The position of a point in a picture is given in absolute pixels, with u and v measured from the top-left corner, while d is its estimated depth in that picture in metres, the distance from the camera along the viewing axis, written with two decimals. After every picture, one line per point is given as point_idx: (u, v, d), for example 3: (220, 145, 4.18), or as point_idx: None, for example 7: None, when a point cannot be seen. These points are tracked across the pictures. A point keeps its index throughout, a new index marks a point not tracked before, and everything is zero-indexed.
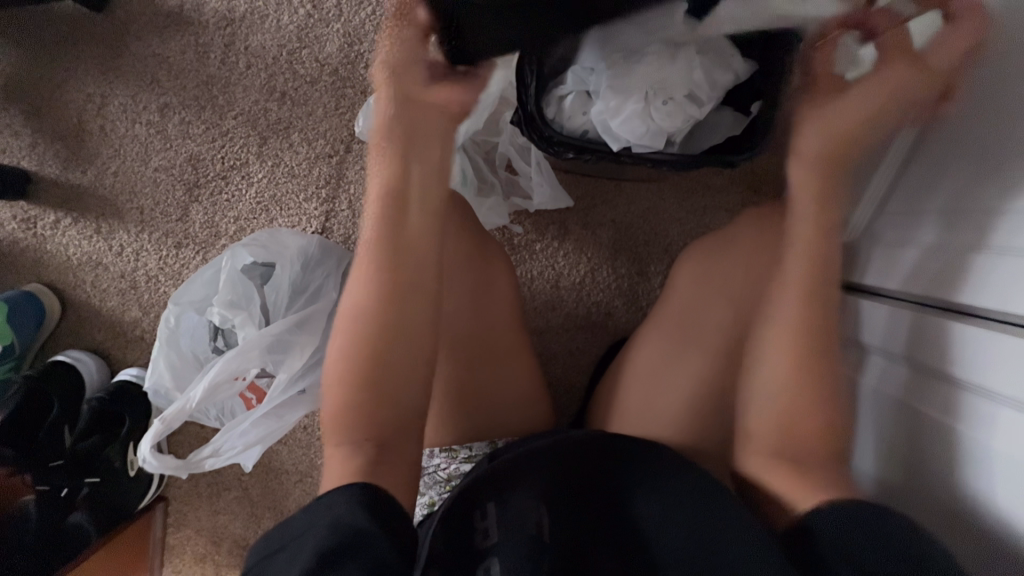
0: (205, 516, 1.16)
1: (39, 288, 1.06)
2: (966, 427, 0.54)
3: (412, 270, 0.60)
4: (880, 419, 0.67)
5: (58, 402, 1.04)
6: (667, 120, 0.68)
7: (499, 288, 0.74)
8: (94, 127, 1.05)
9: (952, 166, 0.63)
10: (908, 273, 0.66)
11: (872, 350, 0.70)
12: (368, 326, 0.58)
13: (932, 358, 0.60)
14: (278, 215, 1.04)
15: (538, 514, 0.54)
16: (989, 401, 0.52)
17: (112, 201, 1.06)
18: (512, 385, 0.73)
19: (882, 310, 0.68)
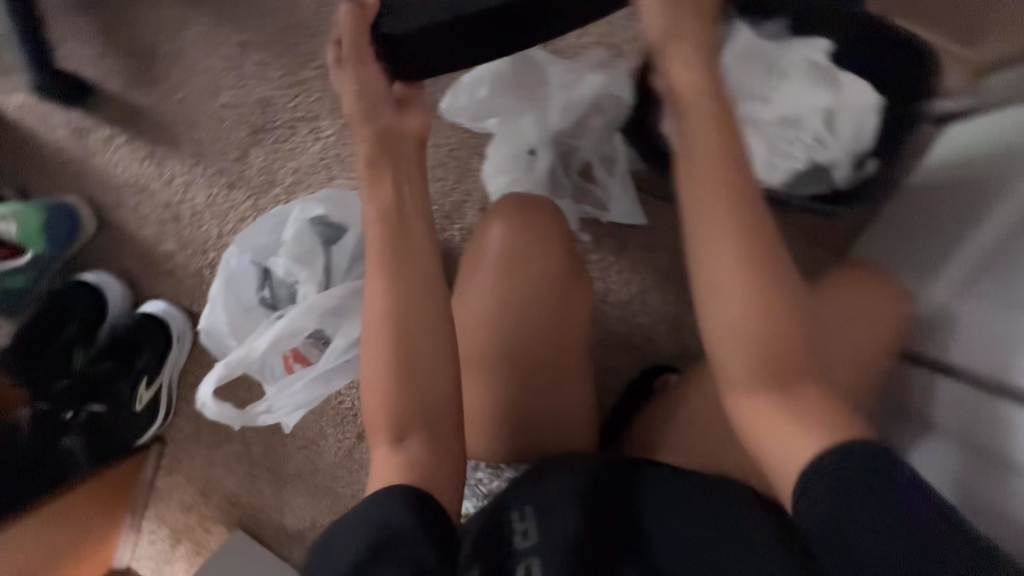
0: (198, 466, 1.13)
1: (78, 202, 1.03)
2: None
3: (422, 296, 0.59)
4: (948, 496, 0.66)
5: (78, 321, 1.00)
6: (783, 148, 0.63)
7: (556, 296, 0.71)
8: (168, 50, 1.01)
9: None
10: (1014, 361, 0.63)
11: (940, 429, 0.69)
12: (397, 355, 0.57)
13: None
14: (339, 175, 1.01)
15: (574, 517, 0.51)
16: None
17: (170, 128, 1.03)
18: (568, 401, 0.71)
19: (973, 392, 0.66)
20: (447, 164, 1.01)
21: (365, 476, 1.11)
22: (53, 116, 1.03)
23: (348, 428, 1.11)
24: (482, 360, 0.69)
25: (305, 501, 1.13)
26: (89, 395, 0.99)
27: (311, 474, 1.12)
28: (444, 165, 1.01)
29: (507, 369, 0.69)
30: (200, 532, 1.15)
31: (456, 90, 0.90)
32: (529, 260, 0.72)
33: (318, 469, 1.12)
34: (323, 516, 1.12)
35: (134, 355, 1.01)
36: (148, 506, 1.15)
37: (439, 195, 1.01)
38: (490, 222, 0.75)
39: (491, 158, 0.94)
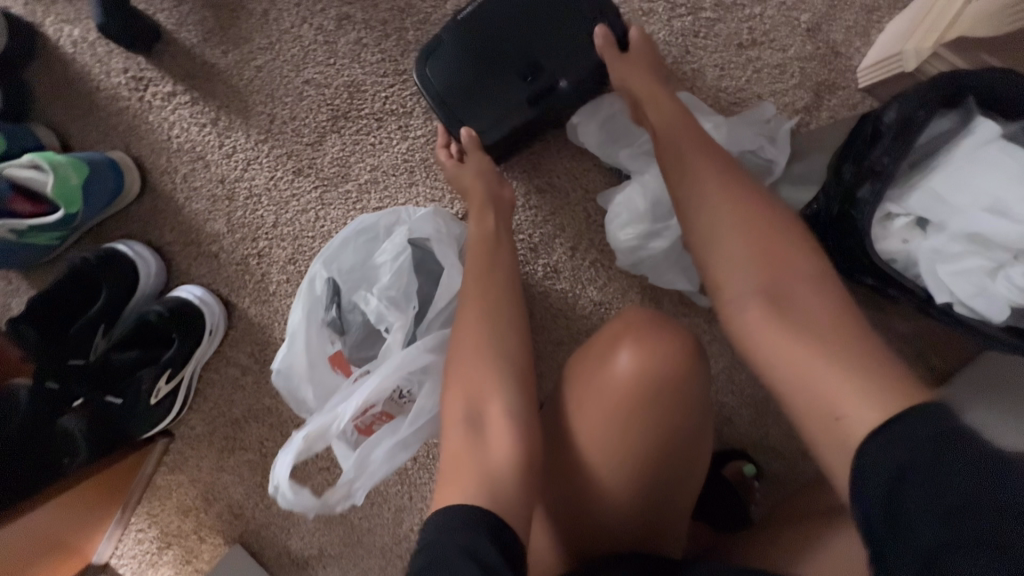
0: (206, 468, 1.01)
1: (124, 161, 0.91)
2: None
3: (511, 346, 0.60)
4: None
5: (105, 293, 0.88)
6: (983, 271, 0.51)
7: (673, 423, 0.56)
8: (256, 9, 0.89)
9: None
10: None
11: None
12: (482, 405, 0.55)
13: None
14: (421, 182, 0.91)
15: None
16: None
17: (243, 96, 0.91)
18: (669, 521, 0.59)
19: None
20: (544, 191, 0.90)
21: (387, 513, 0.99)
22: (112, 58, 0.91)
23: None
24: (559, 456, 0.60)
25: (316, 527, 1.01)
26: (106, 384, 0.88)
27: None
28: (540, 193, 0.90)
29: (589, 467, 0.58)
30: (193, 539, 1.03)
31: (588, 113, 0.83)
32: (650, 393, 0.56)
33: None
34: (333, 546, 1.01)
35: (164, 344, 0.91)
36: (140, 502, 1.03)
37: (530, 223, 0.90)
38: (621, 339, 0.59)
39: (620, 200, 0.81)
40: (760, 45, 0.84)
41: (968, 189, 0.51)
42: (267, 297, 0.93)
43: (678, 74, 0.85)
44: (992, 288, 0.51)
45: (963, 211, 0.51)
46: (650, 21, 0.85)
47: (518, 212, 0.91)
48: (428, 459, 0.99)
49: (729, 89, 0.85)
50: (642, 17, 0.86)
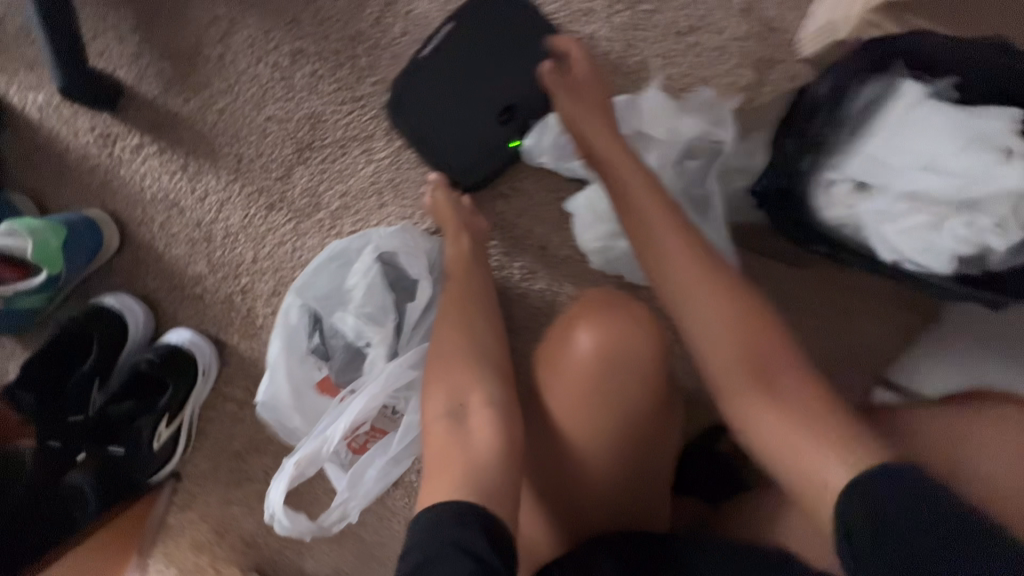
0: (215, 504, 1.03)
1: (100, 217, 0.93)
2: None
3: (488, 357, 0.63)
4: None
5: (96, 348, 0.90)
6: (927, 233, 0.52)
7: (645, 396, 0.58)
8: (211, 54, 0.91)
9: None
10: None
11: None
12: (466, 410, 0.57)
13: None
14: (390, 202, 0.93)
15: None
16: None
17: (209, 140, 0.93)
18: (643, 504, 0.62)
19: None
20: (509, 197, 0.93)
21: (397, 526, 1.02)
22: (78, 119, 0.94)
23: None
24: (539, 444, 0.61)
25: (330, 548, 1.03)
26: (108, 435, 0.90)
27: None
28: (506, 198, 0.93)
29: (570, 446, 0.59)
30: None
31: (540, 138, 0.85)
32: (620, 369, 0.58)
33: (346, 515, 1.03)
34: (348, 564, 1.03)
35: (159, 390, 0.93)
36: (155, 545, 1.04)
37: (500, 229, 0.93)
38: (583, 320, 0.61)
39: (585, 213, 0.83)
40: (698, 31, 0.88)
41: (907, 152, 0.52)
42: (255, 332, 0.96)
43: (623, 68, 0.88)
44: (937, 248, 0.52)
45: (900, 172, 0.52)
46: (591, 20, 0.88)
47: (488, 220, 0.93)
48: None
49: (675, 76, 0.88)
50: (583, 17, 0.88)
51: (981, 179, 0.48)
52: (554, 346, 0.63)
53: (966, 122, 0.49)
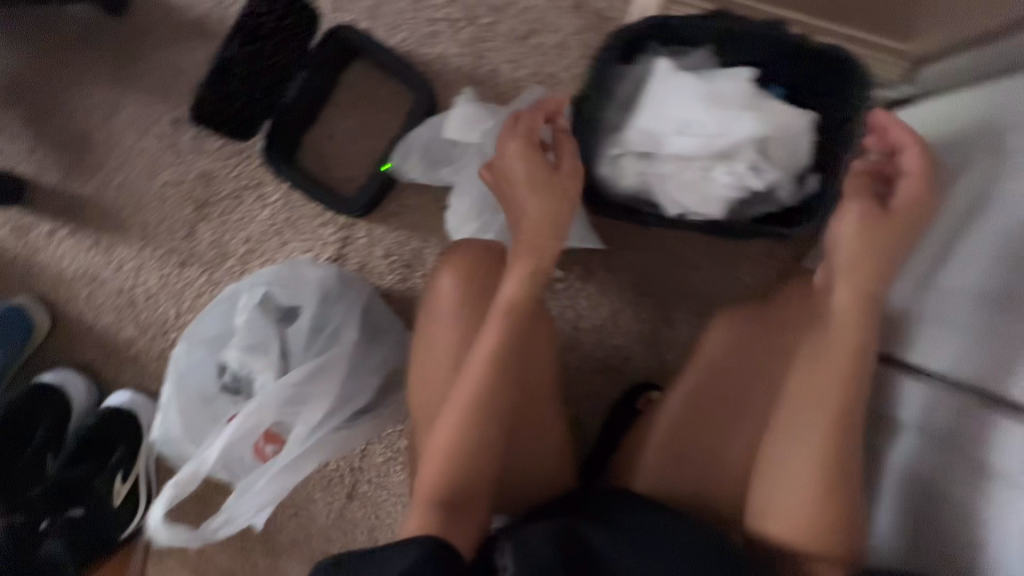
0: (190, 548, 1.10)
1: (27, 302, 1.00)
2: (984, 509, 0.54)
3: (444, 381, 0.69)
4: (903, 499, 0.64)
5: (44, 424, 0.97)
6: (712, 186, 0.60)
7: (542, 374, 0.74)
8: (101, 136, 0.99)
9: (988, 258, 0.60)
10: (943, 356, 0.64)
11: (912, 427, 0.66)
12: (456, 451, 0.63)
13: (964, 440, 0.58)
14: (291, 239, 1.00)
15: (549, 549, 0.58)
16: (1006, 486, 0.52)
17: (115, 214, 1.00)
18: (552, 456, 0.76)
19: (915, 389, 0.66)
20: (399, 214, 1.00)
21: (361, 536, 1.08)
22: None
23: (335, 489, 1.08)
24: None
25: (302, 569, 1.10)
26: (64, 500, 0.96)
27: (305, 540, 1.09)
28: (396, 216, 1.00)
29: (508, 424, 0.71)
30: None
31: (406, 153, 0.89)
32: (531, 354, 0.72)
33: (312, 536, 1.09)
34: None
35: (107, 451, 0.99)
36: None
37: (396, 244, 1.00)
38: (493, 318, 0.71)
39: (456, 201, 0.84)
40: (538, 32, 0.94)
41: (671, 119, 0.59)
42: None
43: (476, 79, 0.95)
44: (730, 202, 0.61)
45: (666, 137, 0.59)
46: (438, 40, 0.95)
47: (383, 238, 1.00)
48: (381, 478, 1.08)
49: (525, 77, 0.95)
50: (430, 40, 0.95)
51: (732, 130, 0.57)
52: (461, 342, 0.69)
53: (708, 86, 0.58)
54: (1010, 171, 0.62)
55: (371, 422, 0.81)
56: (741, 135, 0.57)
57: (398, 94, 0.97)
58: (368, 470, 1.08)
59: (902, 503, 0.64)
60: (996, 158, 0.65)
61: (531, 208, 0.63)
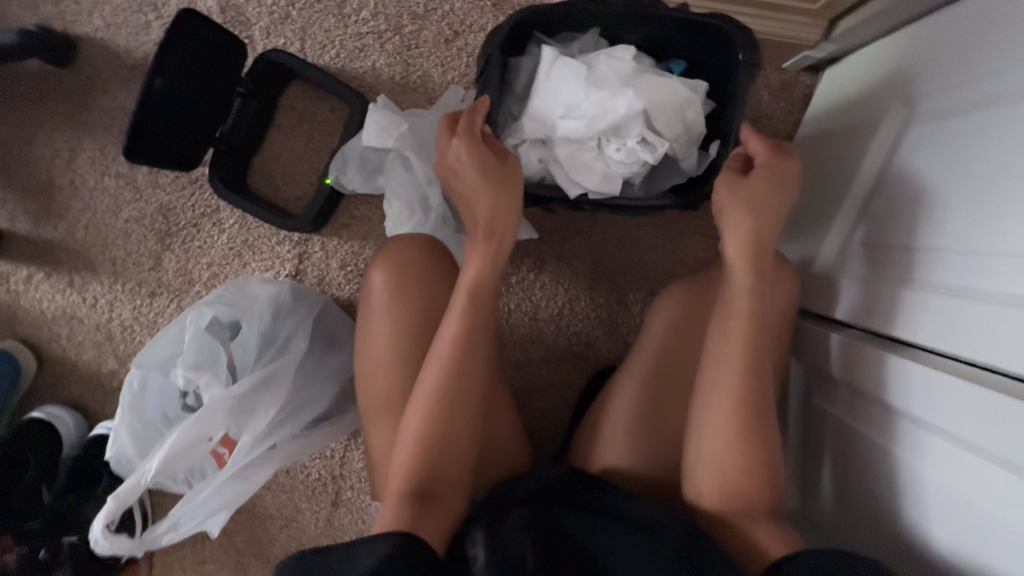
0: (190, 566, 1.14)
1: (14, 346, 1.06)
2: (896, 448, 0.59)
3: (391, 378, 0.71)
4: (836, 446, 0.70)
5: (34, 460, 1.02)
6: (609, 163, 0.61)
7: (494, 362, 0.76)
8: (64, 181, 1.04)
9: (901, 211, 0.65)
10: (855, 305, 0.70)
11: (836, 382, 0.71)
12: (430, 441, 0.63)
13: (871, 385, 0.64)
14: (251, 259, 1.04)
15: (524, 546, 0.59)
16: (914, 425, 0.57)
17: (85, 254, 1.06)
18: (497, 442, 0.78)
19: (838, 342, 0.71)
20: (350, 225, 1.03)
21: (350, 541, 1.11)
22: None
23: (321, 497, 1.12)
24: None
25: None
26: (61, 527, 1.01)
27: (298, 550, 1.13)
28: (348, 227, 1.03)
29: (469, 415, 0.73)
30: None
31: (343, 166, 0.92)
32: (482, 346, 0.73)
33: (303, 545, 1.12)
34: None
35: (98, 479, 1.05)
36: None
37: (351, 254, 1.03)
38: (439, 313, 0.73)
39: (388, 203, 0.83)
40: (462, 34, 0.97)
41: (560, 102, 0.61)
42: None
43: (408, 86, 0.98)
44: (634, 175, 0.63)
45: (556, 122, 0.61)
46: (368, 54, 0.98)
47: (338, 250, 1.03)
48: (363, 483, 1.10)
49: (454, 79, 0.97)
50: (360, 54, 0.98)
51: (617, 106, 0.58)
52: (401, 338, 0.71)
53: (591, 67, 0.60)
54: (918, 124, 0.67)
55: (332, 428, 0.84)
56: (625, 108, 0.58)
57: (336, 110, 1.01)
58: (349, 476, 1.11)
59: (835, 458, 0.70)
60: (905, 111, 0.69)
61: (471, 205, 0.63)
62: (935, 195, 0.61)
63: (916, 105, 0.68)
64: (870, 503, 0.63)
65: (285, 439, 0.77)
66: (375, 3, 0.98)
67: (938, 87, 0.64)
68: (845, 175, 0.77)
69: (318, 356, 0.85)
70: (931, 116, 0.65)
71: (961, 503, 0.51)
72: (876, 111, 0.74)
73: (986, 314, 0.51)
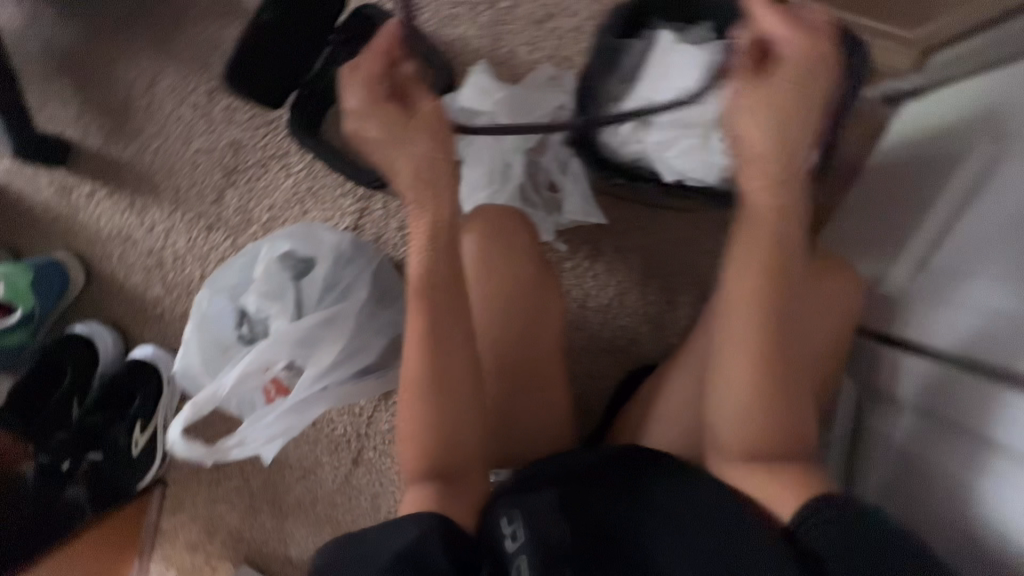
0: (202, 503, 1.15)
1: (66, 258, 1.06)
2: (973, 475, 0.60)
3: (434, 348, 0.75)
4: (890, 467, 0.72)
5: (71, 372, 1.03)
6: (713, 153, 0.62)
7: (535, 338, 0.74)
8: (141, 104, 1.05)
9: (995, 237, 0.65)
10: (945, 333, 0.68)
11: (905, 404, 0.72)
12: (415, 407, 0.63)
13: (960, 415, 0.63)
14: (312, 208, 1.05)
15: (558, 527, 0.54)
16: (1003, 456, 0.58)
17: (150, 179, 1.07)
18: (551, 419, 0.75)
19: (917, 366, 0.71)
20: None
21: (364, 502, 1.12)
22: (38, 177, 1.08)
23: (342, 454, 1.12)
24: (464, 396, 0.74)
25: (308, 531, 1.14)
26: (88, 444, 1.03)
27: (311, 503, 1.13)
28: None
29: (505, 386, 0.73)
30: (207, 569, 1.15)
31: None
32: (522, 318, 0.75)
33: (318, 498, 1.13)
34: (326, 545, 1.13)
35: (129, 402, 1.05)
36: (154, 548, 1.16)
37: (411, 218, 1.04)
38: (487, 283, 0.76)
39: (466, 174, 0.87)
40: (556, 16, 0.97)
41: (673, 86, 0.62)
42: None
43: (495, 59, 0.98)
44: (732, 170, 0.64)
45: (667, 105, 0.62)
46: (459, 23, 0.99)
47: (399, 212, 1.04)
48: (386, 445, 1.11)
49: (542, 58, 0.97)
50: (452, 21, 0.99)
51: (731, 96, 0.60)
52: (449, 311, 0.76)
53: (707, 56, 0.61)
54: (1009, 152, 0.67)
55: (378, 382, 0.83)
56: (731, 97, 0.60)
57: (420, 73, 1.01)
58: (374, 437, 1.11)
59: (883, 477, 0.72)
60: (993, 140, 0.70)
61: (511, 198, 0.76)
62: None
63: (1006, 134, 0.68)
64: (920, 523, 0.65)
65: (336, 382, 0.76)
66: None
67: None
68: (930, 196, 0.77)
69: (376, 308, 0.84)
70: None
71: None
72: (967, 137, 0.74)
73: None
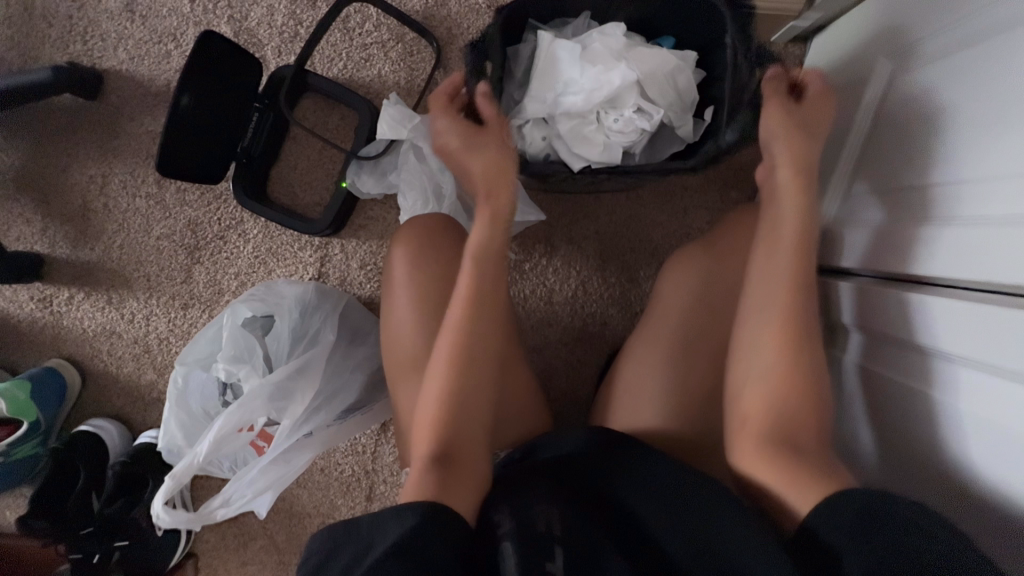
0: (234, 568, 1.14)
1: (59, 363, 1.11)
2: (934, 390, 0.59)
3: (403, 362, 0.74)
4: (863, 400, 0.72)
5: (83, 471, 1.06)
6: (615, 132, 0.67)
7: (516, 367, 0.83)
8: (98, 205, 1.11)
9: (906, 145, 0.68)
10: (863, 251, 0.73)
11: (856, 329, 0.74)
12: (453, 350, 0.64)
13: (896, 329, 0.66)
14: (276, 266, 1.09)
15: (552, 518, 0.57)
16: (952, 364, 0.57)
17: (122, 273, 1.12)
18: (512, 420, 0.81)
19: (852, 288, 0.74)
20: (366, 226, 1.07)
21: None
22: (19, 294, 1.13)
23: (356, 493, 1.13)
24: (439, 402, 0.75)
25: None
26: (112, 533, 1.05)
27: None
28: (365, 227, 1.07)
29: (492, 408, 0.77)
30: None
31: (358, 172, 0.99)
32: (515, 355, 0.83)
33: None
34: None
35: (142, 484, 1.09)
36: None
37: (370, 254, 1.07)
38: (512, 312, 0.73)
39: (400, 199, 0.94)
40: (460, 36, 1.03)
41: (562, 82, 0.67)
42: None
43: (414, 90, 1.04)
44: (634, 144, 0.69)
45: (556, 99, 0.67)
46: (373, 62, 1.04)
47: (358, 251, 1.07)
48: (394, 477, 1.12)
49: None
50: (366, 63, 1.04)
51: (614, 78, 0.65)
52: (421, 316, 0.74)
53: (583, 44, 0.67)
54: (904, 66, 0.71)
55: (359, 418, 0.89)
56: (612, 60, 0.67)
57: (347, 116, 1.06)
58: (382, 470, 1.13)
59: (865, 409, 0.72)
60: (889, 63, 0.73)
61: (489, 157, 0.67)
62: (915, 143, 0.66)
63: (898, 56, 0.72)
64: (909, 447, 0.63)
65: (320, 427, 0.82)
66: (376, 16, 1.04)
67: (912, 23, 0.70)
68: (842, 128, 0.81)
69: (346, 346, 0.90)
70: (919, 58, 0.68)
71: (980, 434, 0.54)
72: (870, 50, 0.77)
73: (986, 239, 0.54)
